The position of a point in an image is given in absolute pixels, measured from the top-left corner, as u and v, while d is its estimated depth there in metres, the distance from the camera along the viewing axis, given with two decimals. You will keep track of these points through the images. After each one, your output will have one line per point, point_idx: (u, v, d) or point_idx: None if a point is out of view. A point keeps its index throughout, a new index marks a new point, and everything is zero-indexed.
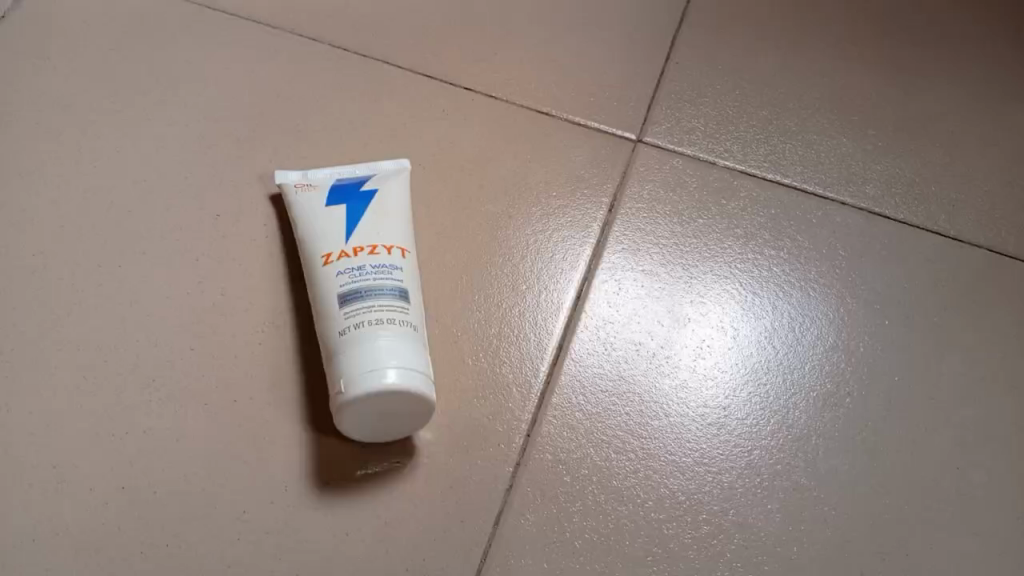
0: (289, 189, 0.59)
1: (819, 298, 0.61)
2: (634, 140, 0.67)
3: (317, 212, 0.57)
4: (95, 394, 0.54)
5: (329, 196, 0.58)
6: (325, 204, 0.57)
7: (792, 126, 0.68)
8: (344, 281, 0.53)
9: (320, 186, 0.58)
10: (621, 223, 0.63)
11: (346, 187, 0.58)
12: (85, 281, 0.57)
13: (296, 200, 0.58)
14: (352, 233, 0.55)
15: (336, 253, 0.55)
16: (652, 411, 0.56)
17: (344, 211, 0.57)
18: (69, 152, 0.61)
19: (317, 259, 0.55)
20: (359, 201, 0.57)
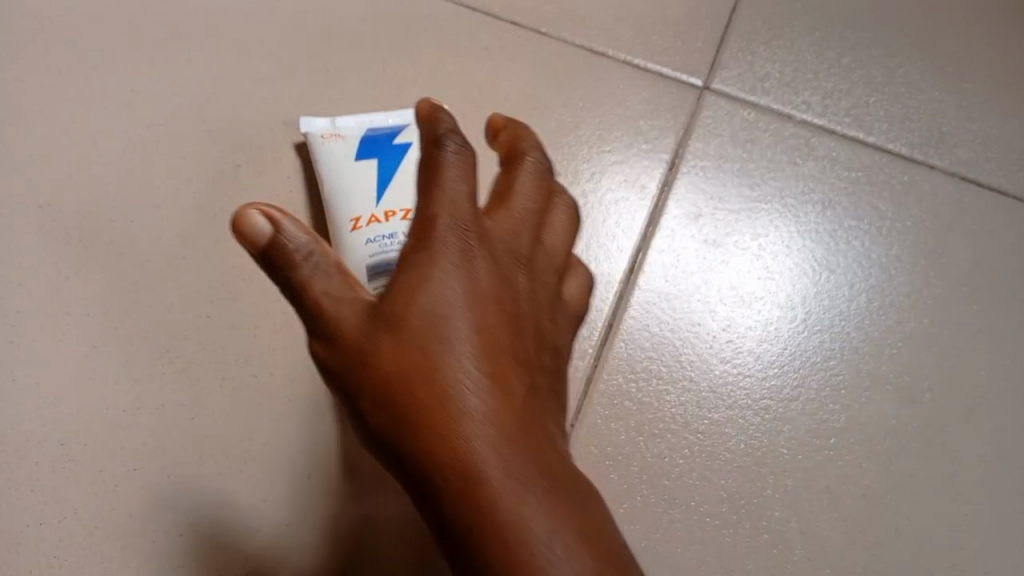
0: (314, 138, 0.52)
1: (900, 280, 0.55)
2: (701, 87, 0.59)
3: (346, 169, 0.51)
4: (105, 365, 0.50)
5: (360, 149, 0.51)
6: (354, 160, 0.51)
7: (878, 76, 0.60)
8: (375, 252, 0.48)
9: (349, 137, 0.51)
10: (682, 183, 0.57)
11: (379, 138, 0.51)
12: (95, 238, 0.52)
13: (321, 151, 0.52)
14: (384, 194, 0.50)
15: (366, 217, 0.49)
16: (709, 403, 0.51)
17: (375, 167, 0.50)
18: (75, 87, 0.55)
19: (345, 223, 0.50)
20: (392, 156, 0.51)
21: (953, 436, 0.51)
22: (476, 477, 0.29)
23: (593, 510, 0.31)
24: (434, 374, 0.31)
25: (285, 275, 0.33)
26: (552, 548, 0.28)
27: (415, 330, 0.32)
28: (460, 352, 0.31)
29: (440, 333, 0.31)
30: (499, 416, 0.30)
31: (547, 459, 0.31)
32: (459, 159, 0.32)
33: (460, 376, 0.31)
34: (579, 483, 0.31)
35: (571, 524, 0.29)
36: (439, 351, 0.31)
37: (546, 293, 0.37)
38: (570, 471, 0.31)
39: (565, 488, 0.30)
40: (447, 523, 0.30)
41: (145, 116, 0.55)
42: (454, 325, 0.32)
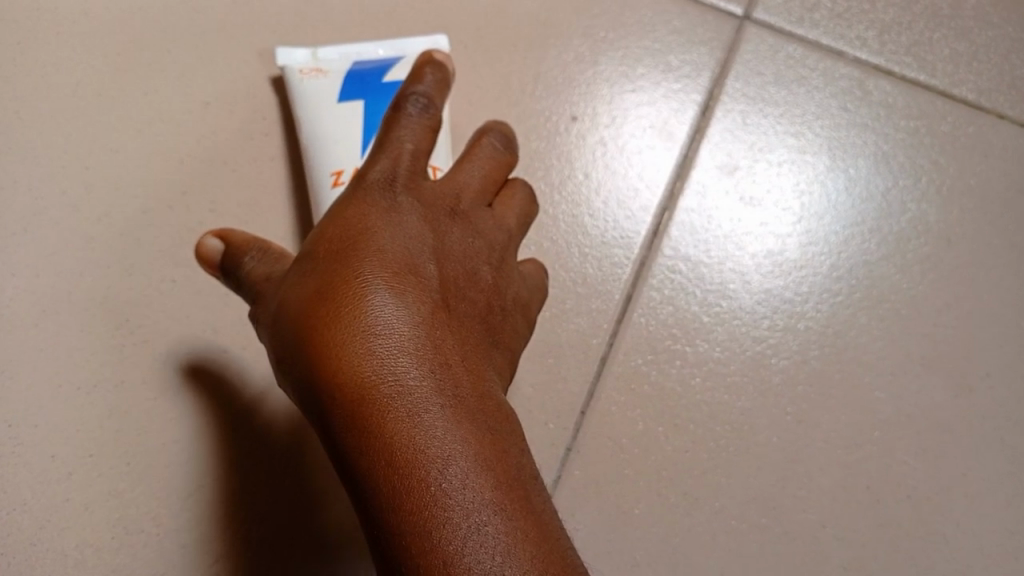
0: (293, 74, 0.45)
1: (960, 249, 0.48)
2: (741, 17, 0.51)
3: (327, 112, 0.44)
4: (56, 336, 0.44)
5: (343, 89, 0.44)
6: (337, 101, 0.43)
7: (945, 7, 0.51)
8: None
9: (332, 73, 0.44)
10: (716, 130, 0.49)
11: (365, 74, 0.44)
12: (43, 188, 0.46)
13: (301, 90, 0.45)
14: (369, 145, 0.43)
15: (349, 173, 0.43)
16: (740, 389, 0.46)
17: (361, 112, 0.43)
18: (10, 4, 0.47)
19: (325, 176, 0.43)
20: (380, 99, 0.43)
21: (1011, 431, 0.46)
22: (373, 386, 0.30)
23: (500, 434, 0.30)
24: (344, 289, 0.32)
25: (237, 271, 0.37)
26: (446, 471, 0.28)
27: (328, 254, 0.33)
28: (374, 271, 0.32)
29: (354, 253, 0.33)
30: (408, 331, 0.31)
31: (456, 381, 0.31)
32: (414, 122, 0.37)
33: (371, 291, 0.32)
34: (492, 413, 0.31)
35: (471, 443, 0.29)
36: (354, 268, 0.32)
37: (489, 244, 0.38)
38: (480, 396, 0.31)
39: (470, 409, 0.30)
40: (346, 440, 0.30)
41: (98, 44, 0.47)
42: (372, 246, 0.33)
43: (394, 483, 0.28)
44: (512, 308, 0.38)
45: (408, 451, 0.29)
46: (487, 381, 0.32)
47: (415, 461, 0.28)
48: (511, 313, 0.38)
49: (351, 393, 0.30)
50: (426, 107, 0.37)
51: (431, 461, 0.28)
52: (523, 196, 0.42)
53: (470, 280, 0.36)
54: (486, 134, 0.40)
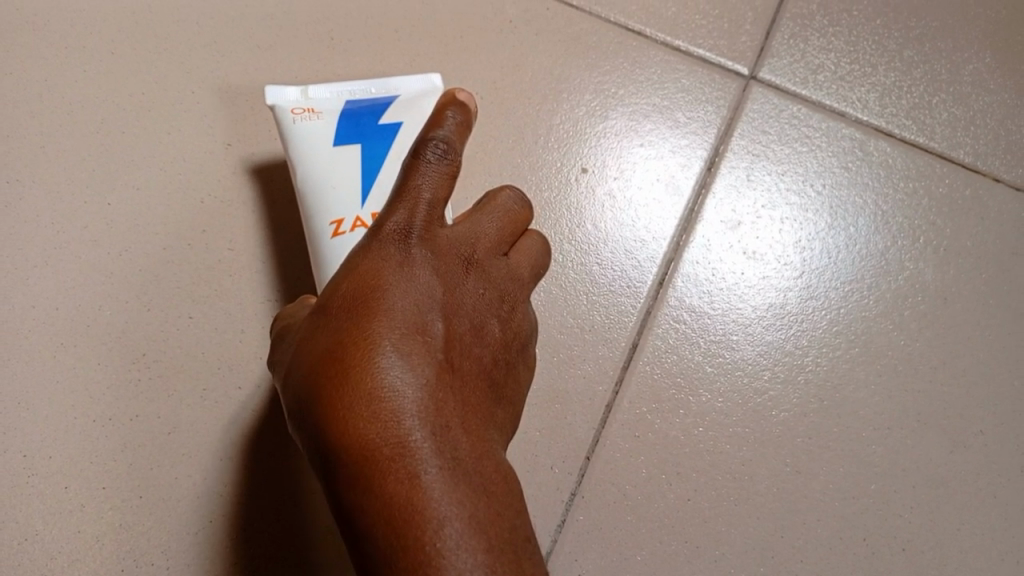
0: (284, 115, 0.44)
1: (956, 308, 0.50)
2: (747, 77, 0.53)
3: (322, 154, 0.43)
4: (72, 369, 0.45)
5: (338, 131, 0.43)
6: (332, 145, 0.43)
7: (944, 73, 0.53)
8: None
9: (324, 113, 0.43)
10: (721, 185, 0.51)
11: (359, 116, 0.43)
12: (65, 222, 0.47)
13: (294, 131, 0.43)
14: (369, 195, 0.42)
15: (351, 221, 0.41)
16: (742, 439, 0.47)
17: (359, 158, 0.42)
18: (47, 47, 0.49)
19: (324, 225, 0.42)
20: (377, 143, 0.43)
21: (1005, 488, 0.47)
22: (375, 447, 0.30)
23: (500, 504, 0.31)
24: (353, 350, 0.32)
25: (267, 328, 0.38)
26: (443, 532, 0.29)
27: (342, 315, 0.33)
28: (385, 333, 0.32)
29: (366, 314, 0.33)
30: (413, 393, 0.31)
31: (457, 444, 0.31)
32: (434, 172, 0.34)
33: (382, 353, 0.32)
34: (490, 475, 0.31)
35: (468, 511, 0.30)
36: (365, 328, 0.32)
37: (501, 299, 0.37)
38: (480, 457, 0.31)
39: (468, 471, 0.31)
40: (348, 498, 0.30)
41: (127, 85, 0.49)
42: (383, 306, 0.33)
43: (394, 542, 0.29)
44: (520, 358, 0.38)
45: (407, 511, 0.29)
46: (487, 440, 0.33)
47: (413, 523, 0.29)
48: (519, 362, 0.38)
49: (356, 459, 0.30)
50: (450, 155, 0.34)
51: (429, 523, 0.29)
52: (537, 247, 0.40)
53: (481, 333, 0.35)
54: (505, 197, 0.39)
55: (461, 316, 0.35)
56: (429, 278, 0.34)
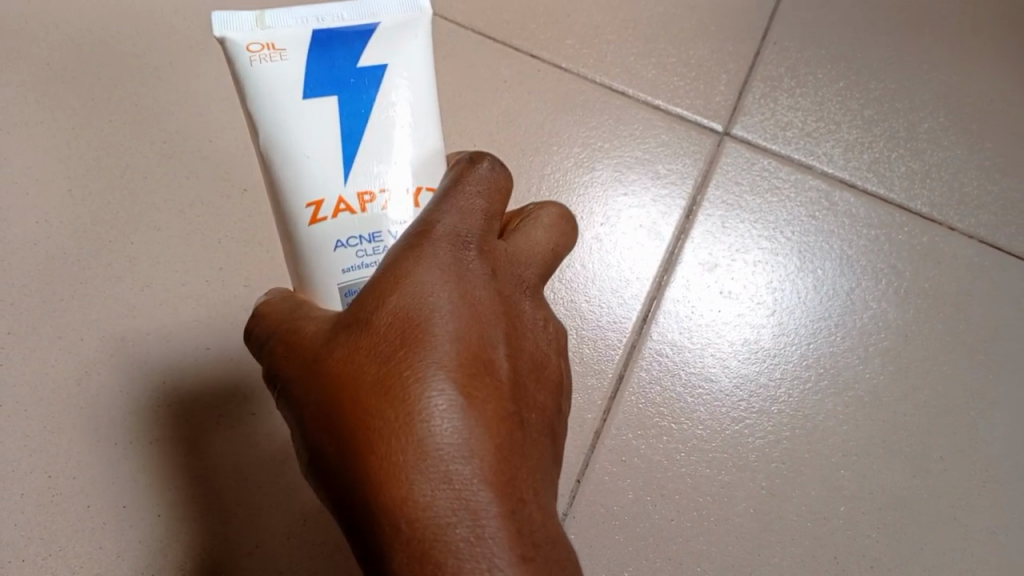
0: (238, 52, 0.33)
1: (915, 344, 0.54)
2: (721, 133, 0.57)
3: (289, 110, 0.33)
4: (95, 395, 0.48)
5: (310, 78, 0.33)
6: (302, 97, 0.33)
7: (902, 130, 0.58)
8: (351, 260, 0.33)
9: (290, 51, 0.33)
10: (698, 232, 0.55)
11: (333, 54, 0.33)
12: (91, 259, 0.50)
13: (250, 77, 0.33)
14: (352, 163, 0.33)
15: (334, 205, 0.33)
16: (719, 464, 0.50)
17: (336, 113, 0.33)
18: (77, 99, 0.53)
19: (297, 207, 0.33)
20: (359, 93, 0.33)
21: (964, 511, 0.50)
22: (431, 494, 0.27)
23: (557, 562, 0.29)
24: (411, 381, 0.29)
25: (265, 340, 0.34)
26: None
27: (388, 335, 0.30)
28: (440, 363, 0.29)
29: (417, 340, 0.30)
30: (481, 441, 0.29)
31: (518, 494, 0.29)
32: (486, 178, 0.33)
33: (437, 387, 0.29)
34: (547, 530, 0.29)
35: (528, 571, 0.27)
36: (417, 357, 0.29)
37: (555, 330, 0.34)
38: (538, 510, 0.29)
39: (527, 528, 0.28)
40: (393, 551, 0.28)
41: (150, 134, 0.53)
42: (442, 334, 0.30)
43: None
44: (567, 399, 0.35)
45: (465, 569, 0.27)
46: (547, 502, 0.30)
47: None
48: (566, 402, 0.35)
49: (406, 509, 0.27)
50: (499, 173, 0.34)
51: None
52: None
53: (541, 377, 0.33)
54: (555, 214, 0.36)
55: (523, 355, 0.32)
56: (487, 307, 0.31)
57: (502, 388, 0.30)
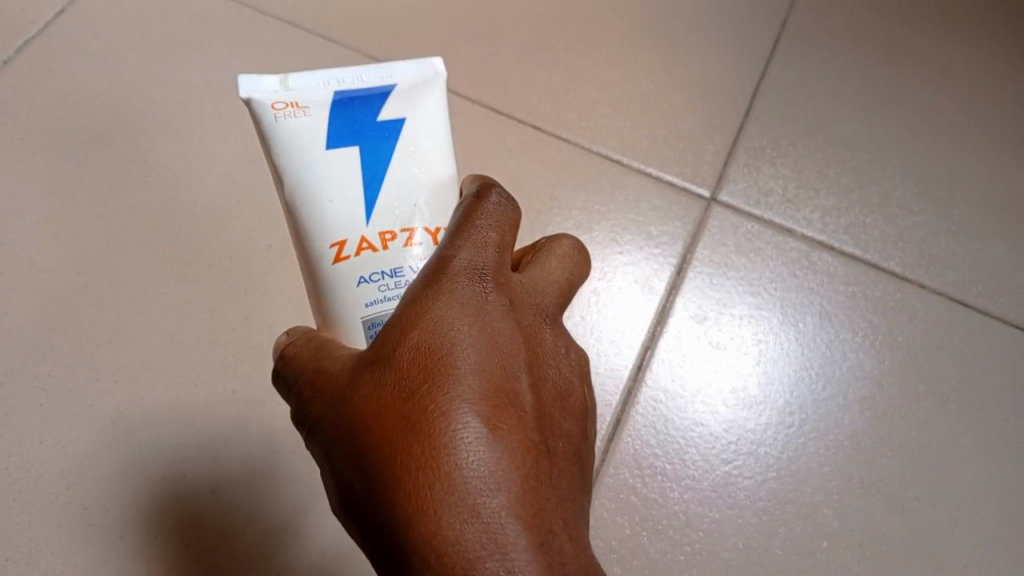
0: (263, 111, 0.37)
1: (891, 392, 0.58)
2: (707, 198, 0.63)
3: (313, 161, 0.37)
4: (128, 432, 0.51)
5: (332, 131, 0.37)
6: (325, 148, 0.37)
7: (874, 198, 0.64)
8: (373, 294, 0.37)
9: (313, 108, 0.37)
10: (689, 287, 0.59)
11: (353, 111, 0.38)
12: (127, 307, 0.54)
13: (277, 131, 0.37)
14: (373, 207, 0.37)
15: (355, 244, 0.37)
16: (711, 502, 0.54)
17: (357, 162, 0.37)
18: (119, 163, 0.58)
19: (322, 248, 0.37)
20: (377, 144, 0.38)
21: (941, 546, 0.53)
22: (460, 526, 0.29)
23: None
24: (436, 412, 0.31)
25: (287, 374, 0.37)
26: None
27: (412, 370, 0.32)
28: (465, 397, 0.31)
29: (441, 375, 0.32)
30: (506, 468, 0.30)
31: (545, 521, 0.31)
32: (495, 211, 0.37)
33: (462, 421, 0.31)
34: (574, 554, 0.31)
35: None
36: (442, 392, 0.31)
37: (572, 361, 0.37)
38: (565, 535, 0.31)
39: (556, 553, 0.30)
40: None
41: (184, 196, 0.58)
42: (464, 369, 0.32)
43: None
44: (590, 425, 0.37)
45: None
46: (576, 531, 0.32)
47: None
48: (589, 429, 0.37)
49: (439, 539, 0.29)
50: (505, 212, 0.37)
51: None
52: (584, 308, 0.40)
53: (564, 406, 0.35)
54: (558, 254, 0.40)
55: (543, 384, 0.34)
56: (505, 341, 0.33)
57: (525, 417, 0.32)
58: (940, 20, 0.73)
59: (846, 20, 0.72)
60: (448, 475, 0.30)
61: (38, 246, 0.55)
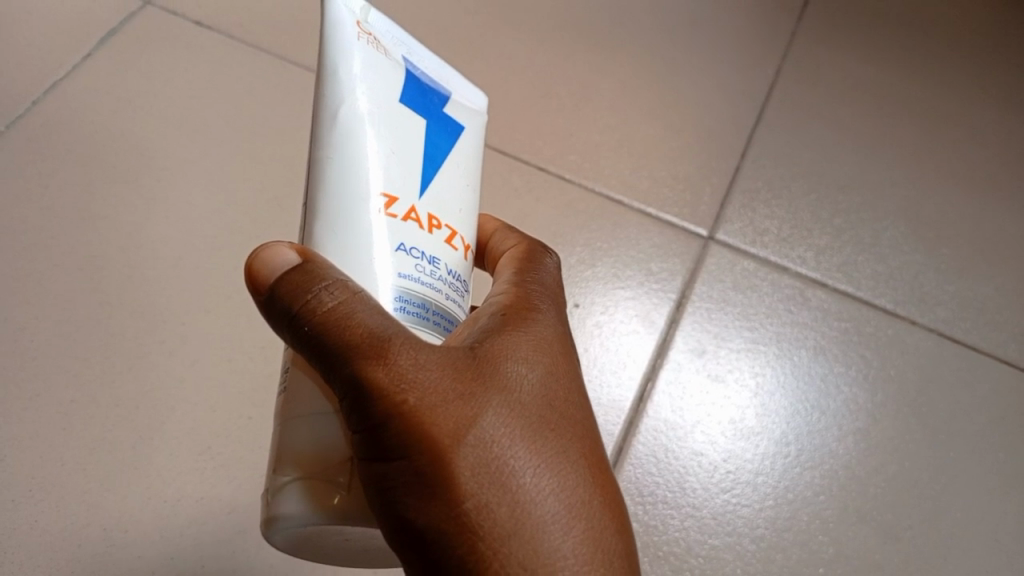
0: (346, 26, 0.36)
1: (884, 424, 0.60)
2: (706, 236, 0.65)
3: (387, 102, 0.35)
4: (147, 456, 0.53)
5: (407, 91, 0.36)
6: (398, 101, 0.36)
7: (866, 239, 0.67)
8: (409, 267, 0.33)
9: (394, 59, 0.37)
10: (688, 321, 0.62)
11: (422, 86, 0.37)
12: (148, 336, 0.56)
13: (358, 57, 0.35)
14: (428, 187, 0.36)
15: (405, 206, 0.34)
16: (711, 529, 0.55)
17: (423, 130, 0.36)
18: (141, 200, 0.61)
19: (372, 192, 0.34)
20: (440, 128, 0.37)
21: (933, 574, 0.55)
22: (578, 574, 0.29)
23: None
24: (540, 432, 0.31)
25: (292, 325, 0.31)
26: None
27: (518, 404, 0.31)
28: (569, 446, 0.32)
29: (546, 418, 0.32)
30: (602, 509, 0.31)
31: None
32: (554, 267, 0.40)
33: (570, 470, 0.31)
34: None
35: None
36: (550, 436, 0.31)
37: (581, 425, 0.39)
38: None
39: None
40: None
41: (203, 232, 0.61)
42: (562, 416, 0.32)
43: None
44: None
45: None
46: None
47: None
48: None
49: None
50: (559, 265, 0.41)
51: None
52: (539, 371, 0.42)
53: None
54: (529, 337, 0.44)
55: None
56: (577, 374, 0.35)
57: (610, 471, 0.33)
58: (927, 71, 0.76)
59: (839, 68, 0.76)
60: (551, 499, 0.30)
61: (62, 276, 0.57)
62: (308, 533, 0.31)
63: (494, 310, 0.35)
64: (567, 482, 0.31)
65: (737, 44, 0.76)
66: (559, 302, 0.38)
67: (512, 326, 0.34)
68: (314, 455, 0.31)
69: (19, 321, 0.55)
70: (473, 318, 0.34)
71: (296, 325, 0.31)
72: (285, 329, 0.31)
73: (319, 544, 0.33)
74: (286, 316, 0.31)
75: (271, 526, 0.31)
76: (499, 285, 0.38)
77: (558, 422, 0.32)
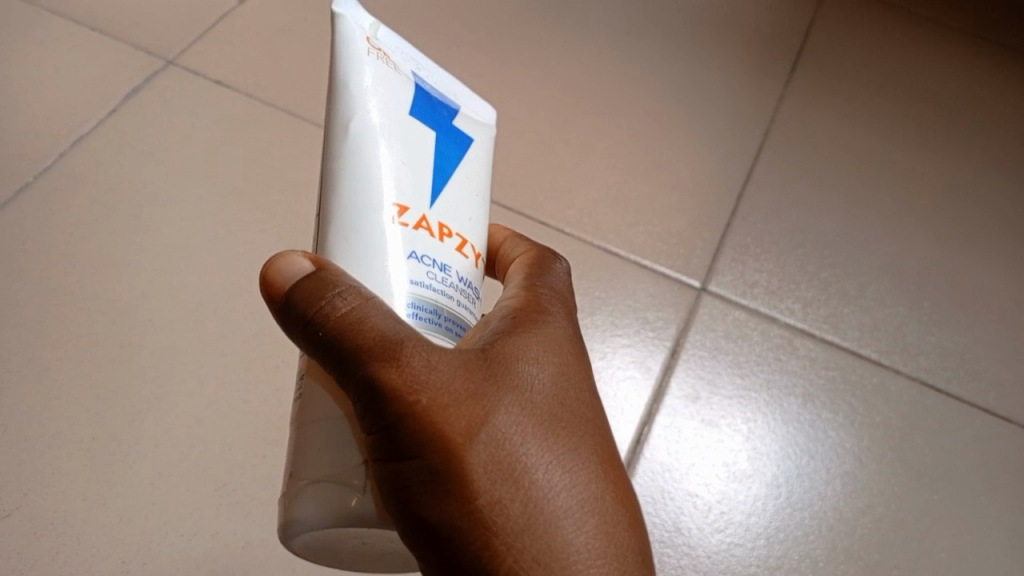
0: (357, 42, 0.39)
1: (870, 467, 0.62)
2: (699, 287, 0.69)
3: (398, 114, 0.39)
4: (166, 492, 0.55)
5: (416, 104, 0.40)
6: (408, 113, 0.39)
7: (851, 291, 0.70)
8: (421, 275, 0.36)
9: (403, 74, 0.40)
10: (681, 368, 0.64)
11: (431, 101, 0.41)
12: (167, 377, 0.59)
13: (370, 71, 0.39)
14: (438, 197, 0.39)
15: (416, 215, 0.37)
16: (707, 566, 0.58)
17: (432, 142, 0.40)
18: (162, 248, 0.64)
19: (386, 201, 0.37)
20: (449, 141, 0.41)
21: None
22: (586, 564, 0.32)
23: None
24: (548, 429, 0.34)
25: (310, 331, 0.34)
26: None
27: (527, 405, 0.34)
28: (579, 443, 0.34)
29: (554, 417, 0.34)
30: (610, 502, 0.34)
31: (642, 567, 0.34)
32: (564, 273, 0.43)
33: (579, 466, 0.34)
34: None
35: None
36: (558, 433, 0.34)
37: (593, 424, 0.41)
38: None
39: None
40: None
41: (220, 278, 0.63)
42: (571, 416, 0.35)
43: None
44: None
45: None
46: None
47: None
48: None
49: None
50: (569, 269, 0.44)
51: None
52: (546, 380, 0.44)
53: None
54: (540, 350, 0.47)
55: None
56: (587, 372, 0.38)
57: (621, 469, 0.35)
58: (907, 134, 0.81)
59: (823, 131, 0.80)
60: (560, 492, 0.33)
61: (86, 319, 0.60)
62: (329, 534, 0.33)
63: (504, 313, 0.38)
64: (577, 478, 0.33)
65: (727, 108, 0.80)
66: (568, 305, 0.41)
67: (522, 329, 0.37)
68: (330, 457, 0.33)
69: (45, 362, 0.57)
70: (483, 322, 0.37)
71: (313, 330, 0.33)
72: (302, 335, 0.34)
73: (341, 544, 0.35)
74: (303, 320, 0.34)
75: (288, 529, 0.33)
76: (510, 292, 0.40)
77: (568, 422, 0.34)
